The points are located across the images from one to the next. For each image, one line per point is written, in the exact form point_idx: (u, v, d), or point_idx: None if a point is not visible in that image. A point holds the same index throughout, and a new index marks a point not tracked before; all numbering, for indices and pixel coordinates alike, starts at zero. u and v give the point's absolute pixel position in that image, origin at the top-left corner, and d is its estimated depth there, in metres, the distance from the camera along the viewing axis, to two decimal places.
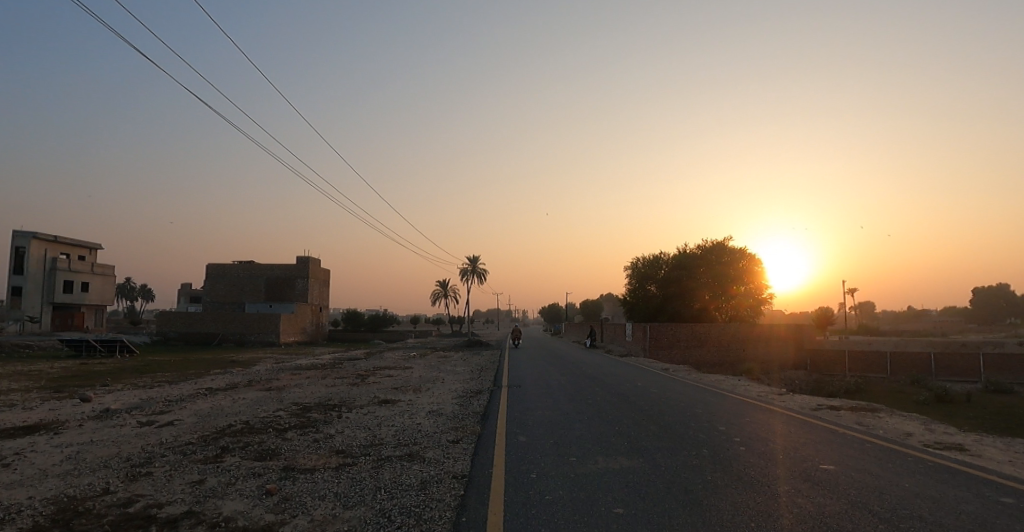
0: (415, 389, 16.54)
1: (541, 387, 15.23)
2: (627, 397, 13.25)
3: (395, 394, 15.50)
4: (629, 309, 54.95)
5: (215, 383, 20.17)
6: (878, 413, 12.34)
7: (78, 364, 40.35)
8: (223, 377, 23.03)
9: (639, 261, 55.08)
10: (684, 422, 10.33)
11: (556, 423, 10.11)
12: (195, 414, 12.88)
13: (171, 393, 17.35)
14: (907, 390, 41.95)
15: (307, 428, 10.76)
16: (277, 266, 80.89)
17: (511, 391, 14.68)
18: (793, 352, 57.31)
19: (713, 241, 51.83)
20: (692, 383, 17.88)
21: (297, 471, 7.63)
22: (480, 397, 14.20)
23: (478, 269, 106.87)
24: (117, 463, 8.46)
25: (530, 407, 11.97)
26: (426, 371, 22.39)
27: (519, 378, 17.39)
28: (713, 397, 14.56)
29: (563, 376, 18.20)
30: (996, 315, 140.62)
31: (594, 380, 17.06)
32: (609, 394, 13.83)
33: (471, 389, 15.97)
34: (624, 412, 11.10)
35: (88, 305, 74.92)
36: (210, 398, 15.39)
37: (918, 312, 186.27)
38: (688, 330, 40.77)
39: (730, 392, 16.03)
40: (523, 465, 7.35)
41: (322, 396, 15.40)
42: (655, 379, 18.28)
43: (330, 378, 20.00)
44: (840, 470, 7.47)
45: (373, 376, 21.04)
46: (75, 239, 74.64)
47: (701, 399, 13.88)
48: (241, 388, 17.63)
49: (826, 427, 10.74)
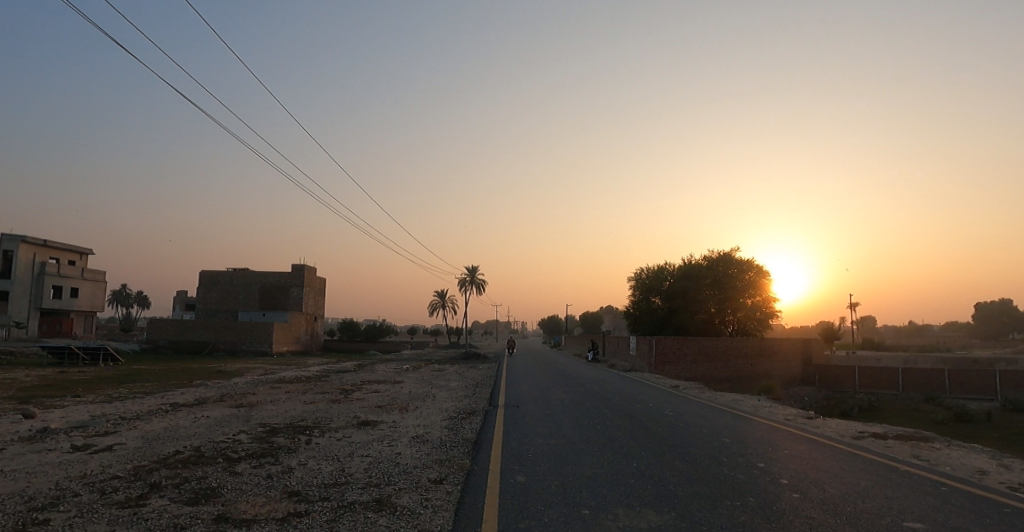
0: (400, 408, 14.83)
1: (542, 408, 13.55)
2: (640, 423, 11.56)
3: (377, 414, 13.80)
4: (632, 322, 53.01)
5: (183, 397, 18.43)
6: (934, 443, 10.63)
7: (57, 373, 38.49)
8: (196, 390, 21.20)
9: (643, 272, 53.32)
10: (714, 456, 8.65)
11: (560, 457, 8.45)
12: (142, 436, 11.18)
13: (129, 409, 15.60)
14: (923, 409, 40.16)
15: (264, 459, 9.06)
16: (271, 273, 79.23)
17: (509, 412, 13.00)
18: (801, 367, 55.37)
19: (720, 252, 50.56)
20: (708, 403, 16.17)
21: (231, 524, 5.96)
22: (472, 420, 12.48)
23: (476, 279, 105.19)
24: (13, 505, 6.78)
25: (529, 434, 10.29)
26: (417, 387, 20.63)
27: (516, 398, 15.64)
28: (735, 420, 12.89)
29: (565, 395, 16.42)
30: (1000, 330, 139.03)
31: (600, 400, 15.41)
32: (621, 418, 12.18)
33: (463, 409, 14.25)
34: (641, 443, 9.44)
35: (77, 311, 73.12)
36: (168, 416, 13.68)
37: (920, 327, 184.85)
38: (695, 345, 38.81)
39: (752, 415, 14.29)
40: (522, 522, 5.65)
41: (294, 416, 13.70)
42: (667, 398, 16.61)
43: (311, 394, 18.26)
44: (930, 527, 5.83)
45: (358, 391, 19.29)
46: (65, 243, 72.96)
47: (724, 424, 12.21)
48: (209, 404, 15.91)
49: (882, 462, 9.04)
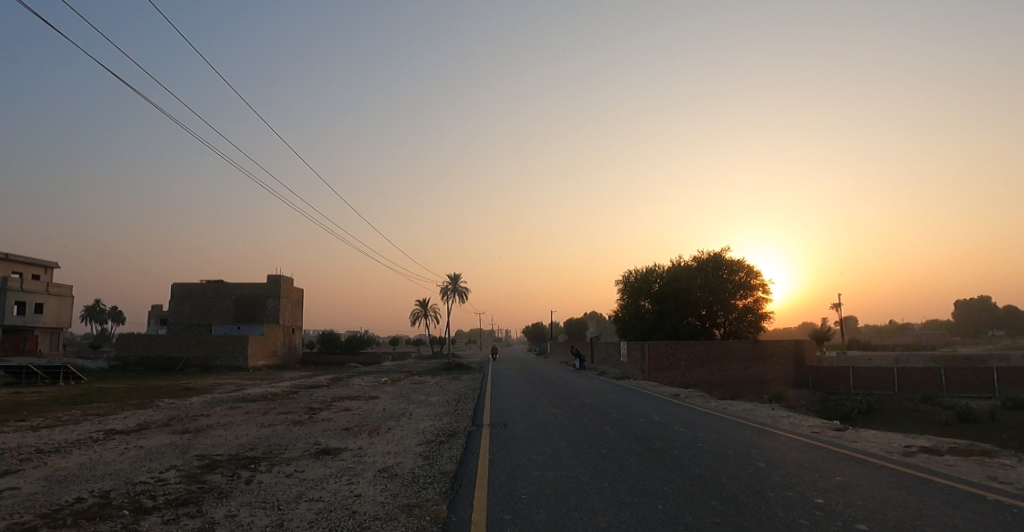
0: (370, 431, 12.86)
1: (536, 426, 11.76)
2: (652, 444, 9.85)
3: (342, 439, 11.81)
4: (621, 328, 51.25)
5: (124, 421, 16.14)
6: (1001, 459, 9.08)
7: (9, 394, 35.55)
8: (142, 412, 18.86)
9: (631, 275, 51.66)
10: (755, 491, 6.97)
11: (564, 499, 6.63)
12: (44, 478, 9.01)
13: (53, 438, 13.32)
14: (924, 409, 39.02)
15: (183, 509, 7.05)
16: (247, 285, 76.41)
17: (498, 433, 11.18)
18: (794, 369, 54.19)
19: (710, 253, 49.33)
20: (718, 415, 14.51)
21: None
22: (453, 444, 10.61)
23: (459, 287, 103.07)
24: None
25: (523, 466, 8.41)
26: (392, 403, 18.60)
27: (505, 414, 13.74)
28: (759, 436, 11.19)
29: (558, 409, 14.59)
30: (978, 328, 141.01)
31: (599, 414, 13.68)
32: (631, 437, 10.39)
33: (442, 430, 12.33)
34: (660, 473, 7.71)
35: (42, 328, 69.38)
36: (91, 449, 11.48)
37: (901, 325, 186.99)
38: (688, 351, 37.05)
39: (773, 428, 12.63)
40: None
41: (244, 443, 11.66)
42: (673, 411, 14.90)
43: (272, 414, 16.16)
44: None
45: (326, 410, 17.20)
46: (27, 257, 69.45)
47: (748, 441, 10.54)
48: (149, 430, 13.70)
49: (961, 489, 7.41)
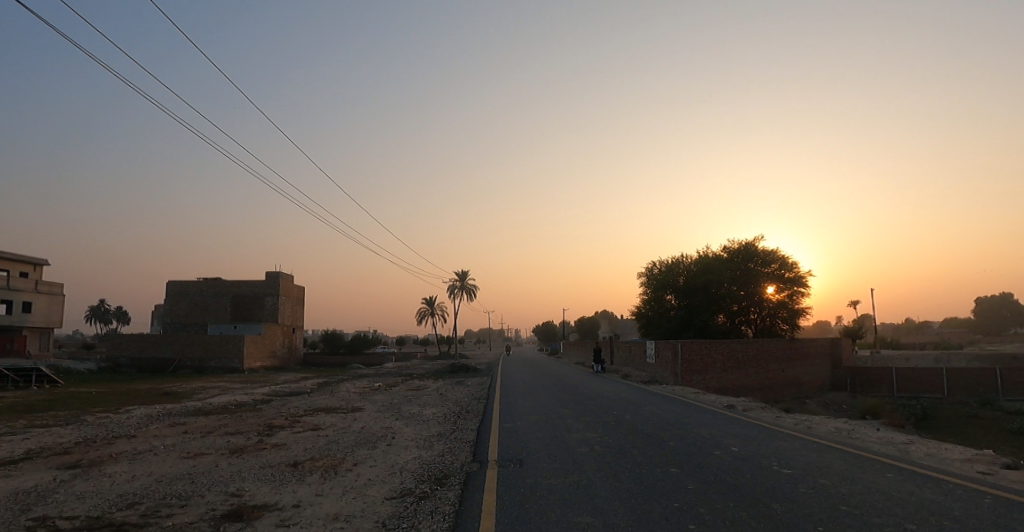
0: (327, 468, 8.97)
1: (566, 466, 7.82)
2: (768, 509, 5.90)
3: (273, 487, 7.85)
4: (645, 325, 47.10)
5: (14, 446, 12.25)
6: None
7: None
8: (60, 430, 14.98)
9: (655, 266, 47.57)
10: None
11: None
12: None
13: None
14: (985, 414, 34.66)
15: None
16: (244, 282, 73.05)
17: (514, 481, 7.19)
18: (831, 370, 49.56)
19: (743, 242, 45.00)
20: (812, 440, 10.47)
21: None
22: (442, 502, 6.63)
23: (467, 284, 99.20)
24: None
25: None
26: (375, 419, 14.75)
27: (519, 444, 9.71)
28: (916, 484, 7.17)
29: (593, 433, 10.60)
30: (1002, 327, 135.61)
31: (653, 441, 9.74)
32: (728, 497, 6.30)
33: (432, 470, 8.35)
34: None
35: (30, 328, 66.26)
36: None
37: (919, 323, 181.68)
38: (723, 350, 32.91)
39: (913, 463, 8.61)
40: None
41: (127, 492, 7.76)
42: (751, 434, 10.84)
43: (211, 437, 12.29)
44: None
45: (287, 429, 13.39)
46: (14, 254, 66.45)
47: (912, 496, 6.58)
48: (22, 465, 9.86)
49: None
